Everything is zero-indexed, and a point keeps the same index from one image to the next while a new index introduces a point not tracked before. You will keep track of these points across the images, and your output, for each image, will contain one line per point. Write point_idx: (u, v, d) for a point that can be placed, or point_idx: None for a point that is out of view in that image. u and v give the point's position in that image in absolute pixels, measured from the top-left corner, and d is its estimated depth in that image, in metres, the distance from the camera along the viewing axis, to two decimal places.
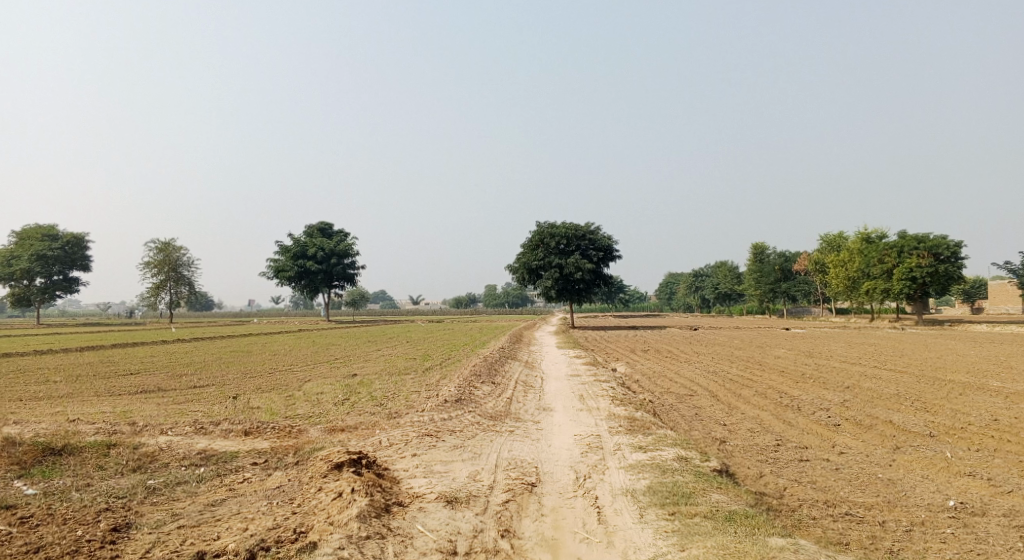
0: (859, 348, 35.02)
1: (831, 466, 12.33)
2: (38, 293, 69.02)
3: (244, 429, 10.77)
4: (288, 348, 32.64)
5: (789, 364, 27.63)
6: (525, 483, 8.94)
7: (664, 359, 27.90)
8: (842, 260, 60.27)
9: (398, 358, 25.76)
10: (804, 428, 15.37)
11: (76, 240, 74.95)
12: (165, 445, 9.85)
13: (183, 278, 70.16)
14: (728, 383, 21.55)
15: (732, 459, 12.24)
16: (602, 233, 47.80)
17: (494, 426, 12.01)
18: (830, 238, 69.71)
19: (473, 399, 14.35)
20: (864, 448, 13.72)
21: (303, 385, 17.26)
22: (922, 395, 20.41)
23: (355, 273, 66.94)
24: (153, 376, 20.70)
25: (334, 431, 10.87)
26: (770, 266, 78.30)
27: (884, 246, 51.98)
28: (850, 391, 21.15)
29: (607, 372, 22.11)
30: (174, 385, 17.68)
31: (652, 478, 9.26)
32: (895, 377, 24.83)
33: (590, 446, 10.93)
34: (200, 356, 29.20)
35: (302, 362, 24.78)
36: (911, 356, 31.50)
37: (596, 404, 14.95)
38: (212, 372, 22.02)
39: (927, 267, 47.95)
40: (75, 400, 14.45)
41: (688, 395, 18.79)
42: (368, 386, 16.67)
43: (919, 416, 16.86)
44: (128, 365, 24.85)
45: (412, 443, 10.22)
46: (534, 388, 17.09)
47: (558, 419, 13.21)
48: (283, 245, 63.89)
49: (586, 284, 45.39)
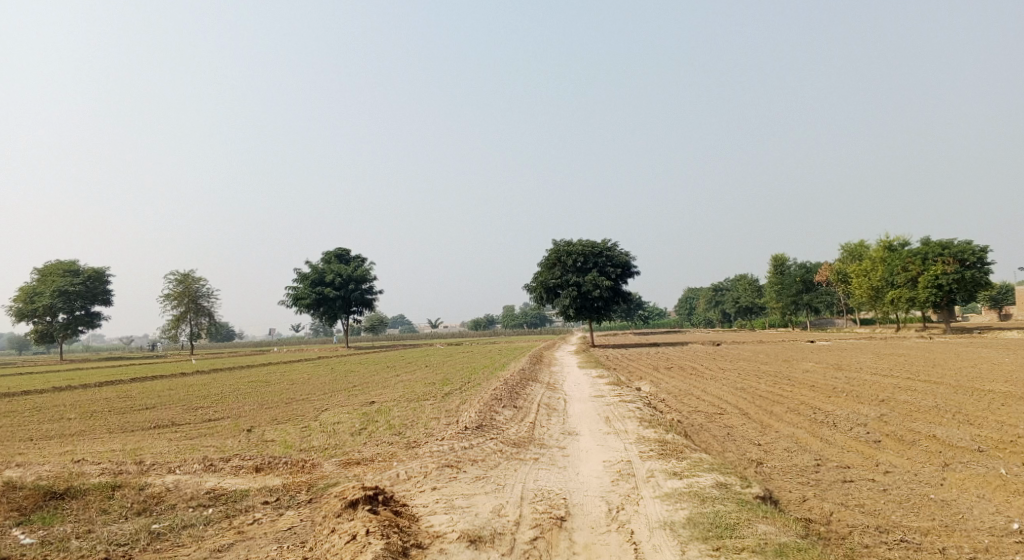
0: (889, 359, 33.92)
1: (878, 487, 11.57)
2: (60, 329, 69.50)
3: (255, 465, 10.22)
4: (307, 376, 32.20)
5: (818, 377, 26.71)
6: (554, 518, 8.32)
7: (689, 376, 27.10)
8: (865, 270, 59.06)
9: (417, 383, 25.19)
10: (843, 446, 14.58)
11: (98, 274, 75.55)
12: (173, 485, 9.35)
13: (203, 308, 70.27)
14: (757, 400, 20.76)
15: (772, 483, 11.53)
16: (619, 249, 47.09)
17: (518, 454, 11.38)
18: (851, 247, 68.50)
19: (495, 426, 13.73)
20: (911, 466, 12.92)
21: (319, 414, 16.75)
22: (962, 407, 19.47)
23: (373, 298, 66.63)
24: (168, 410, 20.32)
25: (349, 465, 10.29)
26: (791, 278, 77.03)
27: (907, 254, 50.77)
28: (886, 404, 20.26)
29: (633, 392, 21.43)
30: (188, 419, 17.25)
31: (691, 509, 8.60)
32: (931, 388, 23.84)
33: (622, 473, 10.27)
34: (218, 387, 28.88)
35: (321, 391, 24.34)
36: (943, 365, 30.44)
37: (624, 427, 14.27)
38: (229, 403, 21.64)
39: (953, 274, 46.74)
40: (86, 438, 14.04)
41: (717, 414, 18.06)
42: (387, 414, 16.13)
43: (964, 429, 15.97)
44: (145, 399, 24.49)
45: (432, 475, 9.63)
46: (557, 411, 16.43)
47: (585, 444, 12.56)
48: (301, 272, 63.90)
49: (605, 302, 44.68)
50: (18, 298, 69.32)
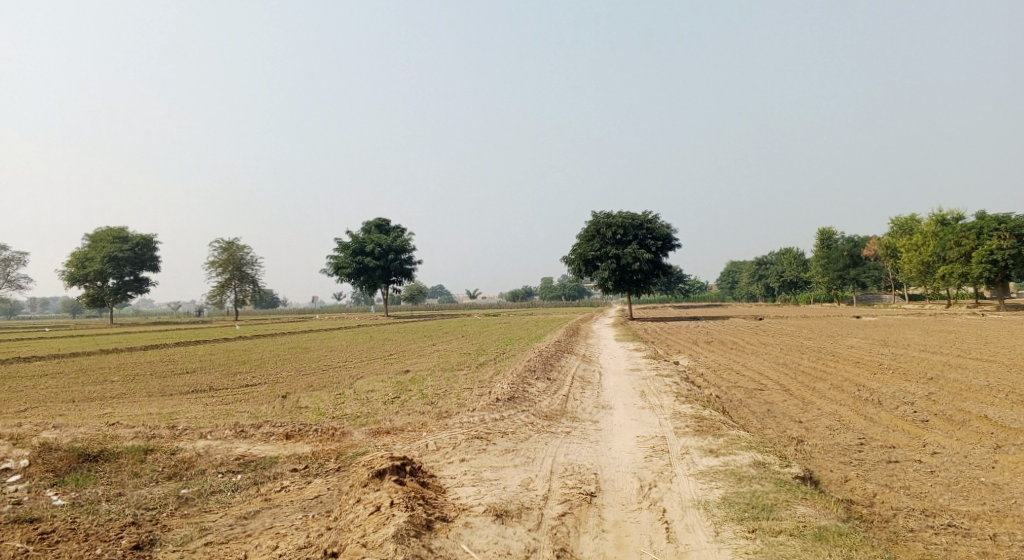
0: (938, 336, 32.81)
1: (925, 469, 11.09)
2: (111, 294, 71.44)
3: (285, 432, 10.20)
4: (345, 344, 32.50)
5: (862, 354, 25.96)
6: (583, 493, 8.11)
7: (729, 350, 26.58)
8: (915, 244, 57.16)
9: (453, 353, 25.19)
10: (889, 425, 14.05)
11: (146, 241, 77.26)
12: (203, 450, 9.38)
13: (246, 276, 71.51)
14: (799, 376, 20.20)
15: (812, 462, 11.13)
16: (660, 222, 46.29)
17: (549, 427, 11.18)
18: (902, 221, 66.34)
19: (527, 398, 13.54)
20: (961, 447, 12.36)
21: (354, 382, 16.78)
22: (1016, 387, 18.65)
23: (413, 268, 66.91)
24: (208, 375, 20.67)
25: (378, 434, 10.20)
26: (838, 252, 75.10)
27: (960, 228, 48.89)
28: (935, 383, 19.52)
29: (670, 366, 21.07)
30: (226, 384, 17.48)
31: (727, 488, 8.29)
32: (982, 366, 22.92)
33: (655, 449, 10.00)
34: (258, 353, 29.33)
35: (357, 358, 24.50)
36: (996, 343, 29.32)
37: (660, 401, 13.97)
38: (267, 369, 21.91)
39: (1008, 249, 44.87)
40: (125, 402, 14.27)
41: (756, 390, 17.62)
42: (420, 383, 16.07)
43: (1018, 410, 15.25)
44: (186, 363, 24.95)
45: (461, 447, 9.48)
46: (592, 384, 16.17)
47: (619, 418, 12.30)
48: (342, 242, 64.44)
49: (644, 275, 44.06)
50: (70, 263, 71.31)
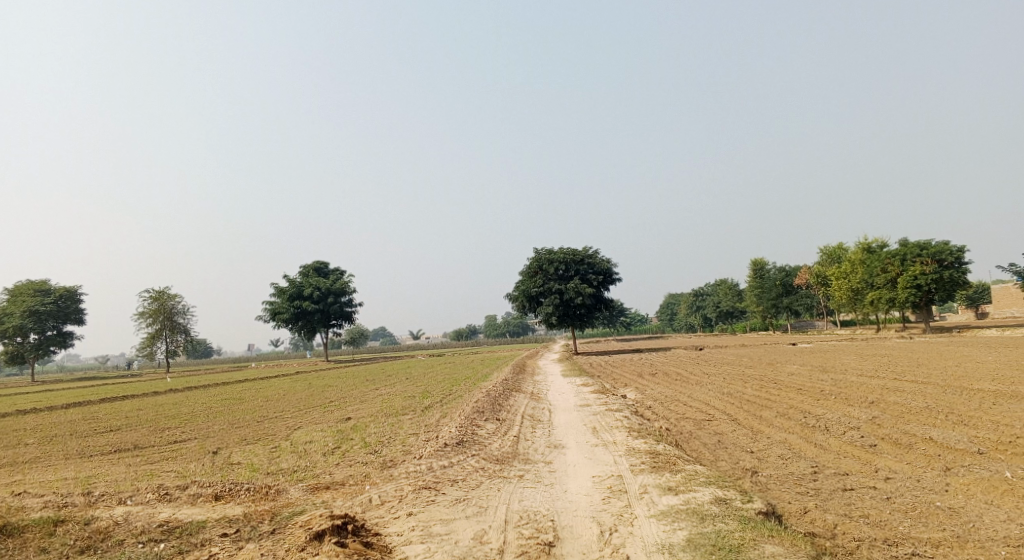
0: (873, 360, 33.54)
1: (880, 495, 10.97)
2: (32, 350, 67.60)
3: (215, 492, 9.37)
4: (283, 392, 31.16)
5: (804, 381, 26.27)
6: (541, 544, 7.65)
7: (675, 382, 26.51)
8: (844, 271, 59.08)
9: (397, 397, 24.33)
10: (839, 452, 13.98)
11: (69, 293, 73.64)
12: (122, 517, 8.49)
13: (178, 326, 68.72)
14: (745, 405, 20.16)
15: (770, 494, 10.90)
16: (600, 256, 46.58)
17: (501, 471, 10.64)
18: (830, 250, 68.62)
19: (477, 441, 12.97)
20: (912, 471, 12.31)
21: (291, 433, 15.87)
22: (954, 407, 19.00)
23: (353, 311, 65.53)
24: (134, 432, 19.35)
25: (317, 489, 9.49)
26: (772, 281, 77.09)
27: (885, 255, 50.75)
28: (877, 406, 19.74)
29: (618, 400, 20.80)
30: (152, 442, 16.30)
31: (690, 529, 7.96)
32: (919, 388, 23.41)
33: (613, 489, 9.59)
34: (189, 406, 27.83)
35: (296, 407, 23.43)
36: (928, 365, 30.15)
37: (612, 438, 13.57)
38: (199, 423, 20.70)
39: (931, 274, 46.66)
40: (38, 466, 13.07)
41: (706, 421, 17.46)
42: (362, 430, 15.31)
43: (959, 430, 15.46)
44: (111, 421, 23.37)
45: (408, 499, 8.86)
46: (542, 422, 15.70)
47: (572, 458, 11.84)
48: (279, 286, 62.72)
49: (587, 309, 44.07)
50: None
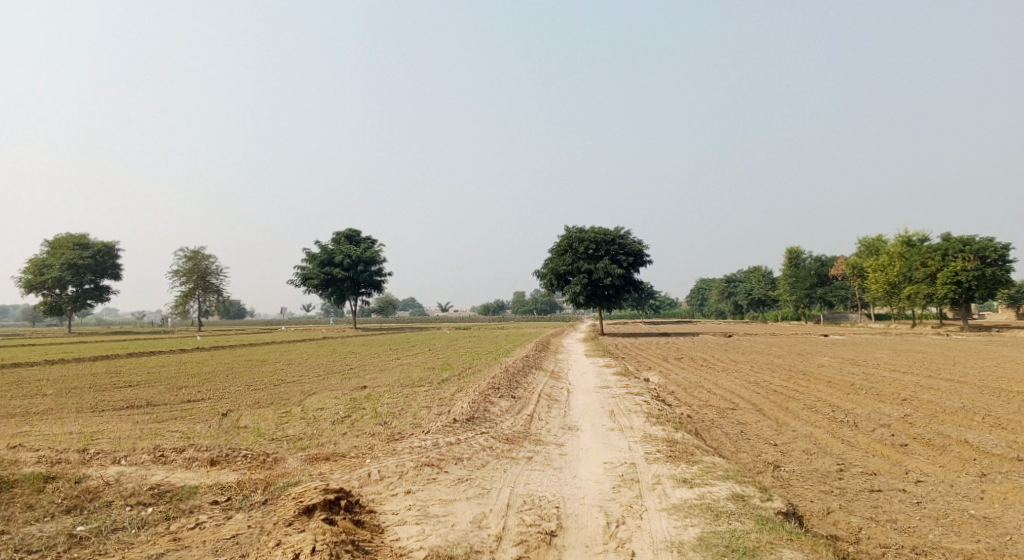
0: (907, 355, 32.43)
1: (910, 499, 10.35)
2: (69, 302, 68.92)
3: (211, 457, 9.09)
4: (305, 357, 31.12)
5: (834, 373, 25.42)
6: (542, 533, 7.20)
7: (700, 367, 25.89)
8: (882, 264, 57.39)
9: (416, 368, 24.03)
10: (867, 450, 13.31)
11: (107, 248, 74.67)
12: (114, 478, 8.24)
13: (211, 286, 69.43)
14: (771, 395, 19.50)
15: (791, 491, 10.34)
16: (632, 237, 45.74)
17: (510, 452, 10.19)
18: (868, 241, 66.78)
19: (488, 418, 12.56)
20: (945, 475, 11.63)
21: (304, 399, 15.62)
22: (991, 409, 18.10)
23: (382, 281, 65.56)
24: (151, 389, 19.33)
25: (315, 460, 9.14)
26: (806, 271, 75.44)
27: (926, 249, 49.06)
28: (910, 404, 18.92)
29: (641, 383, 20.26)
30: (166, 399, 16.21)
31: (702, 526, 7.46)
32: (955, 387, 22.44)
33: (624, 478, 9.10)
34: (212, 366, 27.91)
35: (314, 373, 23.30)
36: (965, 363, 29.02)
37: (629, 423, 13.07)
38: (216, 383, 20.65)
39: (973, 271, 44.99)
40: (47, 419, 12.99)
41: (728, 409, 16.86)
42: (375, 401, 14.98)
43: (997, 435, 14.64)
44: (132, 376, 23.50)
45: (408, 476, 8.46)
46: (558, 403, 15.24)
47: (586, 442, 11.34)
48: (310, 252, 62.96)
49: (616, 290, 43.37)
50: (27, 270, 68.73)
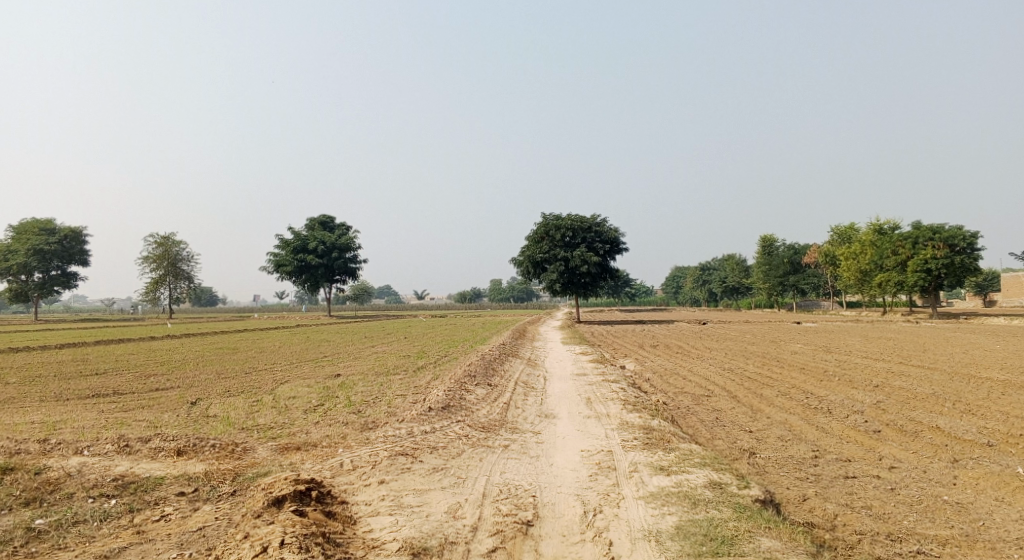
0: (878, 343, 32.83)
1: (885, 486, 10.38)
2: (36, 288, 67.35)
3: (178, 447, 8.82)
4: (278, 345, 30.67)
5: (807, 360, 25.64)
6: (518, 523, 7.07)
7: (675, 355, 25.97)
8: (853, 252, 58.08)
9: (390, 356, 23.80)
10: (841, 436, 13.38)
11: (75, 234, 72.99)
12: (75, 469, 7.95)
13: (182, 273, 68.28)
14: (746, 382, 19.58)
15: (767, 478, 10.33)
16: (608, 225, 45.74)
17: (485, 440, 10.04)
18: (841, 230, 67.52)
19: (464, 406, 12.40)
20: (918, 461, 11.72)
21: (275, 387, 15.33)
22: (960, 395, 18.34)
23: (357, 268, 64.96)
24: (118, 377, 18.88)
25: (286, 450, 8.92)
26: (779, 259, 76.16)
27: (897, 237, 49.67)
28: (882, 390, 19.11)
29: (617, 370, 20.22)
30: (133, 388, 15.81)
31: (680, 515, 7.38)
32: (925, 374, 22.73)
33: (601, 466, 9.00)
34: (182, 354, 27.40)
35: (287, 361, 22.95)
36: (934, 350, 29.46)
37: (606, 410, 12.99)
38: (185, 371, 20.22)
39: (942, 259, 45.66)
40: (7, 408, 12.57)
41: (704, 396, 16.88)
42: (348, 389, 14.75)
43: (967, 421, 14.81)
44: (100, 364, 22.95)
45: (381, 466, 8.27)
46: (535, 390, 15.13)
47: (563, 430, 11.24)
48: (283, 238, 62.16)
49: (592, 278, 43.37)
50: None
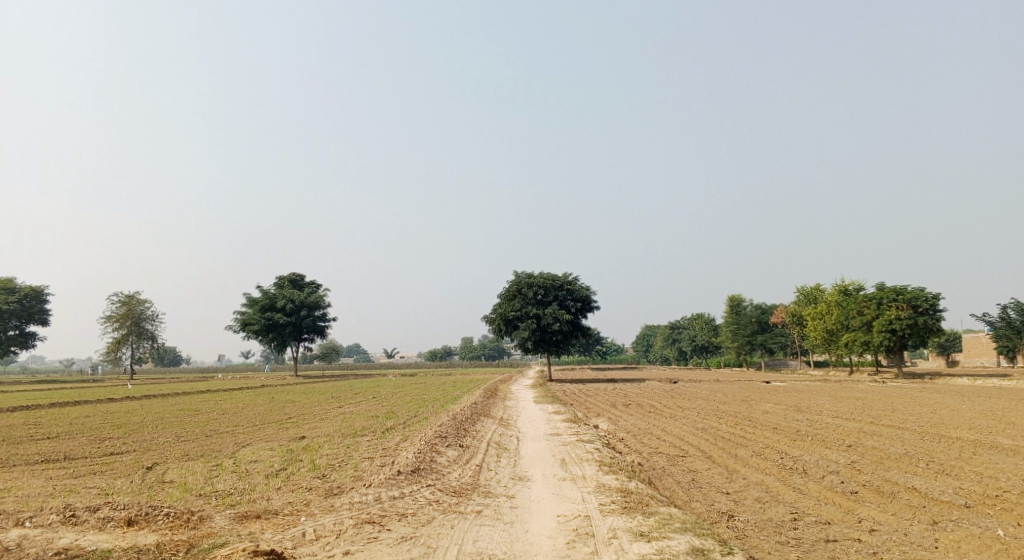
0: (848, 402, 32.91)
1: (867, 550, 10.14)
2: None
3: (129, 516, 8.28)
4: (242, 406, 29.76)
5: (779, 420, 25.54)
6: None
7: (648, 414, 25.68)
8: (820, 312, 58.87)
9: (358, 417, 23.16)
10: (819, 498, 13.14)
11: (35, 292, 71.19)
12: (14, 542, 7.38)
13: (146, 332, 66.67)
14: (720, 442, 19.35)
15: (748, 543, 10.02)
16: (579, 283, 45.88)
17: (457, 506, 9.63)
18: (806, 290, 68.62)
19: (435, 469, 11.97)
20: (898, 524, 11.51)
21: (237, 450, 14.70)
22: (933, 455, 18.28)
23: (326, 326, 64.09)
24: (71, 441, 18.01)
25: (245, 518, 8.42)
26: (747, 318, 76.95)
27: (862, 297, 50.50)
28: (856, 451, 18.98)
29: (590, 430, 19.87)
30: (86, 452, 15.05)
31: None
32: (897, 434, 22.70)
33: (578, 533, 8.65)
34: (141, 415, 26.40)
35: (250, 422, 22.19)
36: (903, 410, 29.59)
37: (581, 472, 12.64)
38: (143, 434, 19.40)
39: (906, 319, 46.43)
40: None
41: (679, 457, 16.60)
42: (314, 452, 14.19)
43: (942, 481, 14.69)
44: (53, 427, 21.97)
45: (347, 535, 7.84)
46: (508, 452, 14.71)
47: (537, 493, 10.86)
48: (251, 296, 61.27)
49: (564, 336, 43.22)
50: None
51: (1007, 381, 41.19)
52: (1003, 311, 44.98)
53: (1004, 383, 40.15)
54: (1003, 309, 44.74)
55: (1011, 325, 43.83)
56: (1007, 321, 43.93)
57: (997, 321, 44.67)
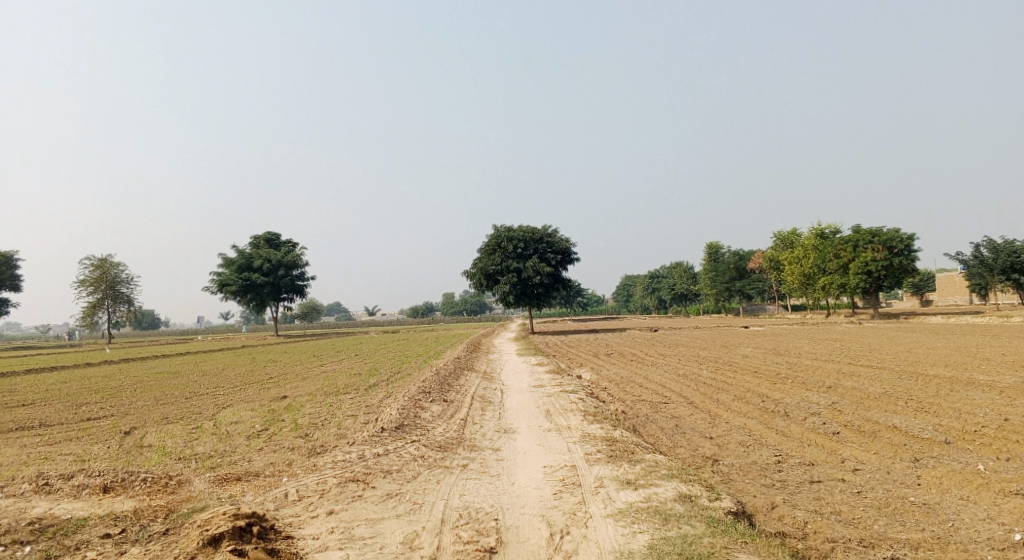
0: (826, 344, 33.30)
1: (851, 489, 10.21)
2: None
3: (105, 482, 8.05)
4: (223, 367, 29.48)
5: (759, 364, 25.76)
6: (480, 551, 6.61)
7: (631, 363, 25.77)
8: (797, 256, 59.25)
9: (340, 374, 22.97)
10: (802, 440, 13.22)
11: (5, 259, 69.57)
12: None
13: (121, 296, 65.69)
14: (702, 388, 19.44)
15: (734, 487, 10.05)
16: (559, 235, 45.66)
17: (443, 461, 9.51)
18: (783, 235, 68.96)
19: (419, 425, 11.82)
20: (881, 462, 11.61)
21: (217, 412, 14.47)
22: (912, 394, 18.50)
23: (305, 285, 63.52)
24: (46, 408, 17.65)
25: (225, 481, 8.23)
26: (725, 265, 77.39)
27: (838, 241, 50.74)
28: (836, 392, 19.17)
29: (573, 380, 19.85)
30: (62, 418, 14.74)
31: (652, 533, 7.00)
32: (875, 374, 22.97)
33: (565, 483, 8.57)
34: (119, 380, 26.03)
35: (231, 383, 21.93)
36: (880, 350, 29.98)
37: (566, 422, 12.58)
38: (121, 398, 19.07)
39: (881, 261, 46.80)
40: None
41: (662, 404, 16.65)
42: (295, 411, 14.00)
43: (922, 419, 14.85)
44: (28, 394, 21.58)
45: (330, 495, 7.68)
46: (492, 405, 14.62)
47: (523, 445, 10.76)
48: (227, 257, 60.40)
49: (545, 289, 43.16)
50: None
51: (979, 318, 41.88)
52: (976, 249, 45.44)
53: (977, 320, 40.84)
54: (977, 248, 45.19)
55: (984, 263, 44.32)
56: (980, 259, 44.41)
57: (970, 259, 45.16)
